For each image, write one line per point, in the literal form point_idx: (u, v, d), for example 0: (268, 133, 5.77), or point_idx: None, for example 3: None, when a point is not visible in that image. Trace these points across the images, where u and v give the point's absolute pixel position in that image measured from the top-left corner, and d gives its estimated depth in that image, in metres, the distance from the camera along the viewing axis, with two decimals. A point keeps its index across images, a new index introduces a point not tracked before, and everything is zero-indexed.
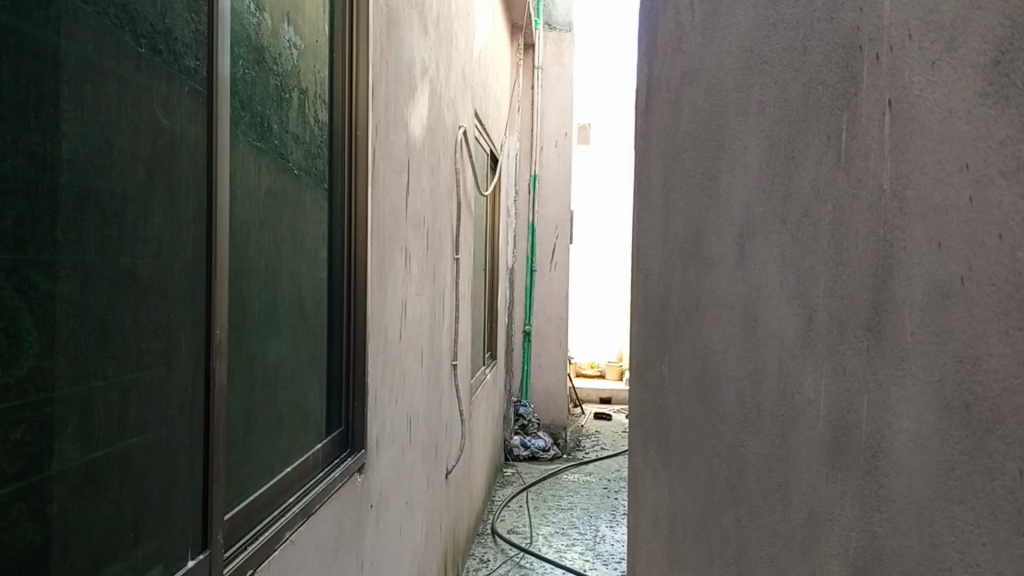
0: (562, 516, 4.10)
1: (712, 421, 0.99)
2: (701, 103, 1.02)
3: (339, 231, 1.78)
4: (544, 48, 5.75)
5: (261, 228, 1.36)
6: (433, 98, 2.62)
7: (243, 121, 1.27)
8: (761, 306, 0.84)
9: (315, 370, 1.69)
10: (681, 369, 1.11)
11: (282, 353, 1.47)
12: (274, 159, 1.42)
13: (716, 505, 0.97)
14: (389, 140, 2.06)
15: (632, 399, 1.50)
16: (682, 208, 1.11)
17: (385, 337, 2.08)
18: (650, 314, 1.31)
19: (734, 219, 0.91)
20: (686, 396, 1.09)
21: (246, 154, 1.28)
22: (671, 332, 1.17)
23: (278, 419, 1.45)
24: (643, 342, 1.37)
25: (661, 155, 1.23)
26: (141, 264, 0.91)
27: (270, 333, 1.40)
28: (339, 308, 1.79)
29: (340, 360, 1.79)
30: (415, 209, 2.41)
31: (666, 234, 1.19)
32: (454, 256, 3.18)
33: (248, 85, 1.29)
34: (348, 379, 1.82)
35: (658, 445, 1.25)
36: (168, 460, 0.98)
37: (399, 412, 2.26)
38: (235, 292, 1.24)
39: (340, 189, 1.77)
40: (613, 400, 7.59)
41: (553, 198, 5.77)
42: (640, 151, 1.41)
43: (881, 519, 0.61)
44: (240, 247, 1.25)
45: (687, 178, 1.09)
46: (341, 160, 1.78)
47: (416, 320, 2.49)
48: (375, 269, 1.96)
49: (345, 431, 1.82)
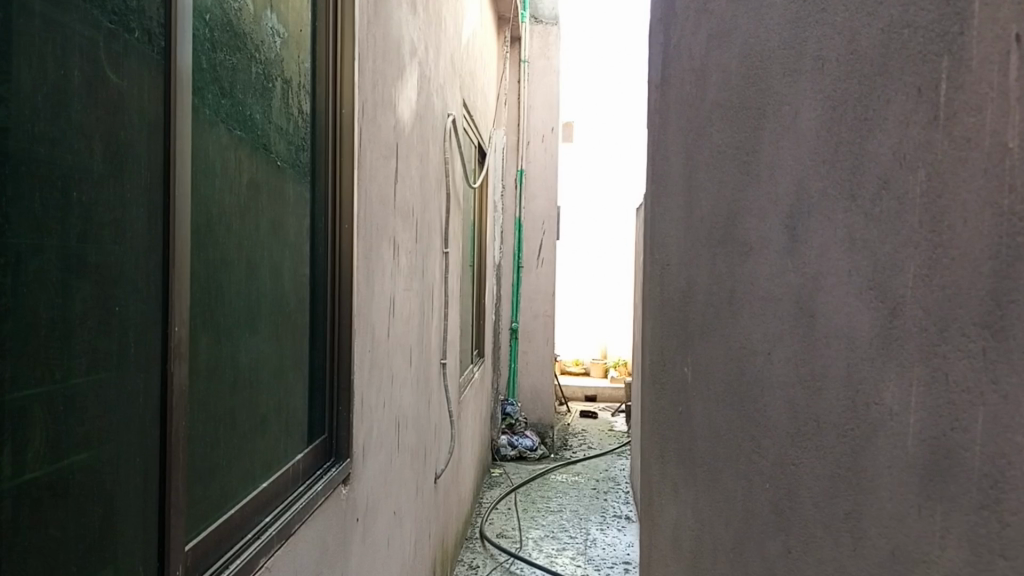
0: (551, 519, 3.96)
1: (751, 432, 0.86)
2: (735, 67, 0.89)
3: (324, 230, 1.63)
4: (531, 41, 5.59)
5: (241, 222, 1.19)
6: (422, 80, 2.45)
7: (225, 111, 1.12)
8: (820, 299, 0.71)
9: (297, 371, 1.52)
10: (710, 373, 0.98)
11: (263, 354, 1.31)
12: (257, 152, 1.26)
13: (757, 529, 0.84)
14: (377, 121, 1.89)
15: (646, 404, 1.38)
16: (709, 190, 0.98)
17: (372, 336, 1.92)
18: (667, 309, 1.18)
19: (781, 198, 0.78)
20: (716, 404, 0.96)
21: (225, 145, 1.12)
22: (695, 331, 1.04)
23: (256, 431, 1.28)
24: (659, 341, 1.24)
25: (681, 133, 1.10)
26: (89, 248, 0.74)
27: (248, 329, 1.23)
28: (324, 309, 1.63)
29: (323, 363, 1.63)
30: (404, 200, 2.25)
31: (689, 220, 1.06)
32: (443, 250, 3.01)
33: (228, 72, 1.13)
34: (333, 384, 1.65)
35: (678, 457, 1.13)
36: (122, 491, 0.80)
37: (387, 417, 2.10)
38: (210, 290, 1.07)
39: (324, 184, 1.62)
40: (598, 397, 7.49)
41: (540, 193, 5.62)
42: (653, 134, 1.28)
43: (1006, 568, 0.49)
44: (217, 242, 1.09)
45: (714, 156, 0.95)
46: (325, 149, 1.62)
47: (404, 318, 2.33)
48: (363, 263, 1.80)
49: (328, 439, 1.65)
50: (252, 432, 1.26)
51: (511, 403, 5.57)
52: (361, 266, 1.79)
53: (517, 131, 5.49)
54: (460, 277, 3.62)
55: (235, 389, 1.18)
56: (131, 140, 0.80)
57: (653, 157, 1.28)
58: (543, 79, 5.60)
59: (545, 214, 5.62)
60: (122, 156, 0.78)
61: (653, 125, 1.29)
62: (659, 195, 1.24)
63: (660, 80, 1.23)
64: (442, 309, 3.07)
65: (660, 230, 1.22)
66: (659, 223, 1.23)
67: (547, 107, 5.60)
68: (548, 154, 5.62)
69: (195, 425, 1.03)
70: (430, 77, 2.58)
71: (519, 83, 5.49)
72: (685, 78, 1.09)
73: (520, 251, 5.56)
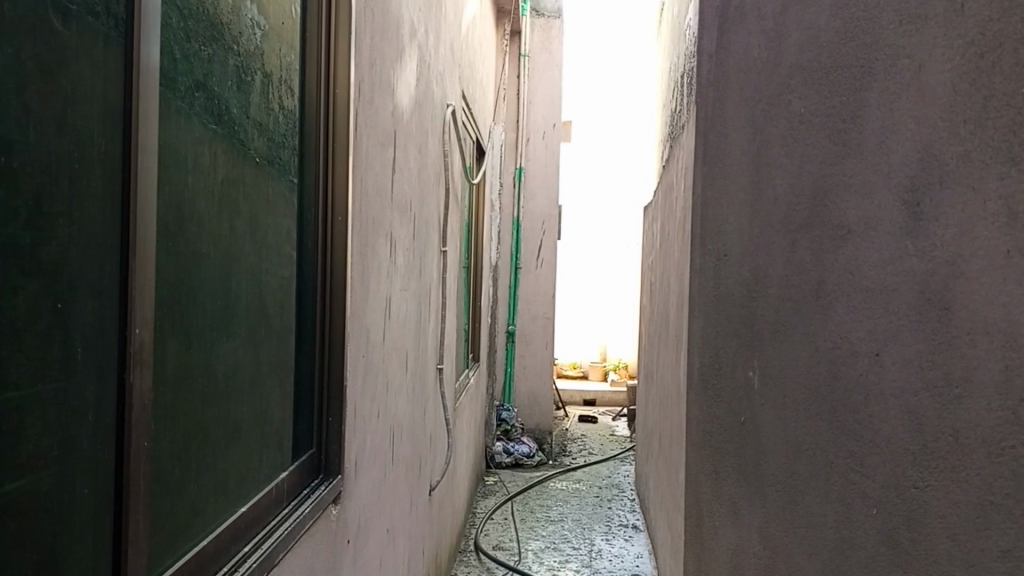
0: (551, 529, 3.82)
1: (852, 447, 0.74)
2: (830, 32, 0.81)
3: (313, 229, 1.47)
4: (531, 35, 5.47)
5: (216, 223, 1.03)
6: (422, 65, 2.29)
7: (198, 103, 0.97)
8: (959, 289, 0.60)
9: (280, 381, 1.36)
10: (796, 379, 0.88)
11: (239, 360, 1.14)
12: (238, 152, 1.12)
13: (857, 561, 0.73)
14: (373, 104, 1.73)
15: (698, 414, 1.33)
16: (798, 173, 0.89)
17: (367, 338, 1.77)
18: (731, 311, 1.16)
19: (902, 173, 0.67)
20: (803, 415, 0.85)
21: (198, 143, 0.97)
22: (777, 334, 0.94)
23: (230, 448, 1.12)
24: (731, 347, 1.14)
25: (762, 116, 1.01)
26: (21, 229, 0.57)
27: (223, 335, 1.07)
28: (311, 317, 1.47)
29: (310, 372, 1.47)
30: (403, 193, 2.10)
31: (762, 217, 1.01)
32: (442, 248, 2.87)
33: (203, 64, 0.97)
34: (321, 394, 1.49)
35: (742, 474, 1.06)
36: (63, 527, 0.63)
37: (382, 427, 1.93)
38: (175, 288, 0.91)
39: (313, 179, 1.46)
40: (597, 401, 7.39)
41: (540, 192, 5.50)
42: (726, 124, 1.21)
43: None
44: (185, 240, 0.94)
45: (806, 135, 0.87)
46: (315, 142, 1.46)
47: (401, 320, 2.17)
48: (358, 260, 1.65)
49: (316, 454, 1.49)
50: (226, 450, 1.09)
51: (508, 408, 5.43)
52: (355, 263, 1.63)
53: (516, 128, 5.38)
54: (459, 278, 3.47)
55: (207, 400, 1.01)
56: (81, 93, 0.63)
57: (729, 148, 1.21)
58: (543, 74, 5.48)
59: (545, 213, 5.50)
60: (72, 113, 0.62)
61: (725, 112, 1.21)
62: (738, 188, 1.15)
63: (728, 69, 1.19)
64: (439, 311, 2.93)
65: (739, 228, 1.13)
66: (738, 220, 1.14)
67: (548, 104, 5.48)
68: (549, 151, 5.49)
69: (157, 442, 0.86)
70: (429, 63, 2.42)
71: (519, 79, 5.37)
72: (765, 56, 1.00)
73: (518, 251, 5.43)
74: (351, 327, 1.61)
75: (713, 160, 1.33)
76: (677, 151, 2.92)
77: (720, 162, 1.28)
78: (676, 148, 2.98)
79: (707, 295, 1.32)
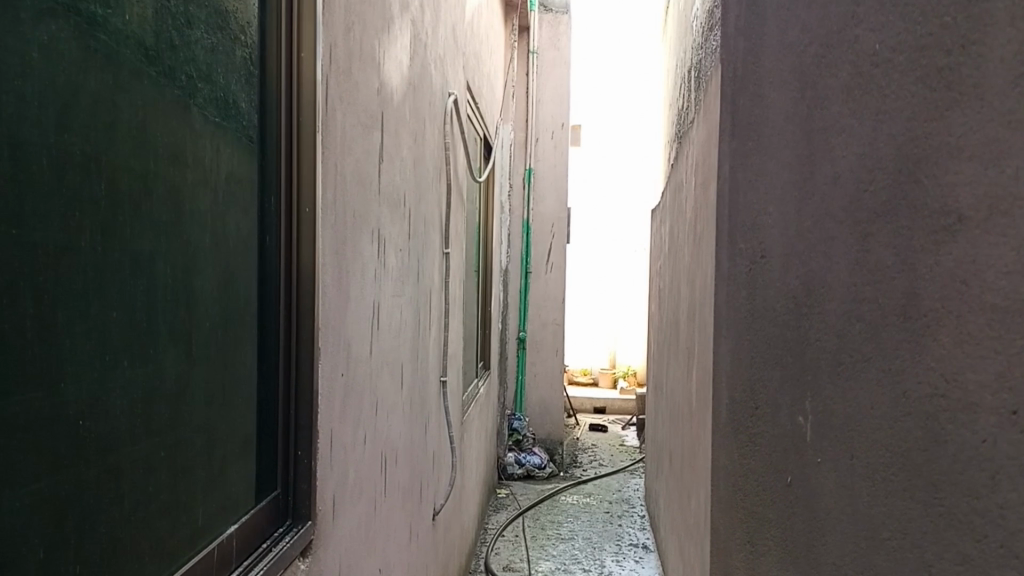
0: (562, 548, 3.57)
1: (973, 522, 0.55)
2: None
3: (273, 225, 1.10)
4: (540, 31, 5.24)
5: (220, 221, 0.93)
6: (416, 43, 2.04)
7: (195, 86, 0.85)
8: None
9: (242, 416, 1.02)
10: (875, 432, 0.68)
11: (221, 392, 0.95)
12: (247, 150, 1.02)
13: None
14: (353, 79, 1.36)
15: (731, 454, 1.14)
16: (874, 154, 0.69)
17: (348, 356, 1.39)
18: (774, 337, 0.96)
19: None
20: (890, 480, 0.65)
21: (202, 136, 0.88)
22: (845, 370, 0.74)
23: (229, 471, 0.98)
24: (778, 383, 0.93)
25: (822, 69, 0.80)
26: None
27: (226, 345, 0.96)
28: (275, 337, 1.11)
29: (273, 402, 1.11)
30: (392, 184, 1.75)
31: (816, 226, 0.82)
32: (443, 249, 2.64)
33: (209, 53, 0.88)
34: (288, 421, 1.14)
35: (793, 543, 0.86)
36: None
37: (369, 454, 1.59)
38: (168, 292, 0.80)
39: (275, 159, 1.10)
40: (608, 409, 7.15)
41: (549, 193, 5.26)
42: (770, 89, 0.99)
43: None
44: (184, 238, 0.83)
45: (890, 86, 0.67)
46: (278, 115, 1.10)
47: (392, 330, 1.82)
48: (332, 260, 1.26)
49: (280, 497, 1.12)
50: (218, 475, 0.94)
51: (519, 417, 5.19)
52: (329, 262, 1.24)
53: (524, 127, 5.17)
54: (463, 282, 3.24)
55: (183, 430, 0.84)
56: None
57: (772, 120, 0.98)
58: (552, 72, 5.25)
59: (556, 215, 5.26)
60: None
61: (770, 78, 0.99)
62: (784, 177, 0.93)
63: (771, 37, 0.98)
64: (441, 319, 2.69)
65: (784, 230, 0.93)
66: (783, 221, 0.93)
67: (557, 102, 5.25)
68: (558, 151, 5.26)
69: (69, 482, 0.64)
70: (426, 44, 2.19)
71: (528, 76, 5.16)
72: (820, 21, 0.81)
73: (529, 255, 5.21)
74: (324, 338, 1.23)
75: (747, 138, 1.11)
76: (685, 147, 2.67)
77: (756, 138, 1.05)
78: (685, 143, 2.73)
79: (744, 307, 1.09)
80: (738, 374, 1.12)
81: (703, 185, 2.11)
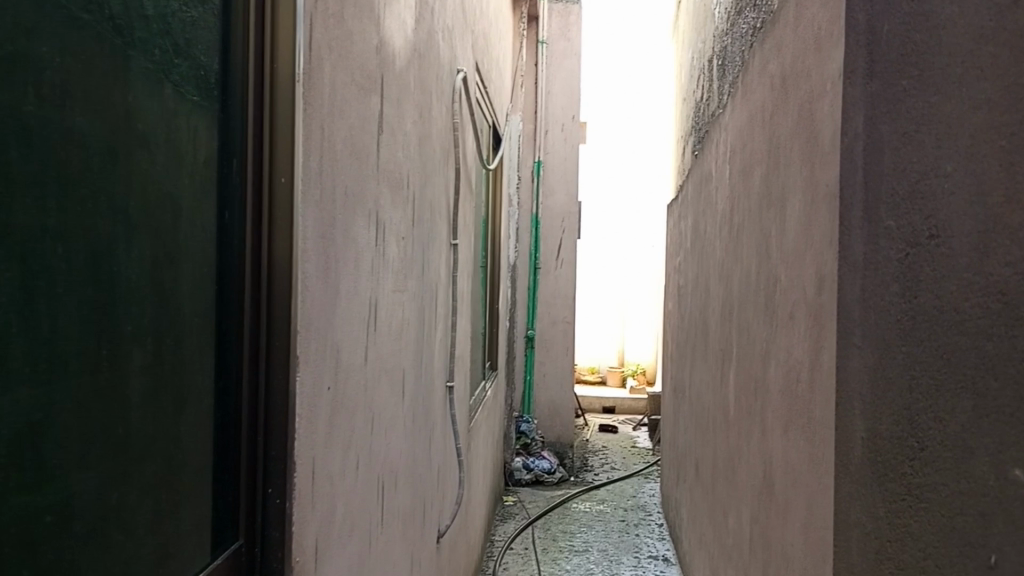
0: (576, 562, 3.33)
1: None
2: None
3: (241, 209, 0.86)
4: (549, 19, 5.02)
5: (189, 216, 0.74)
6: (422, 6, 1.82)
7: (156, 41, 0.66)
8: None
9: (199, 449, 0.79)
10: None
11: (172, 429, 0.72)
12: (220, 121, 0.82)
13: None
14: (345, 26, 1.13)
15: (901, 500, 0.90)
16: None
17: (338, 360, 1.16)
18: (957, 326, 0.74)
19: None
20: None
21: (172, 114, 0.70)
22: None
23: (189, 527, 0.77)
24: (956, 390, 0.73)
25: None
26: None
27: (191, 369, 0.76)
28: (240, 343, 0.87)
29: (240, 427, 0.88)
30: (393, 161, 1.52)
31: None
32: (451, 241, 2.42)
33: (186, 18, 0.72)
34: (255, 449, 0.91)
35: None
36: None
37: (364, 473, 1.36)
38: (103, 298, 0.59)
39: (245, 125, 0.87)
40: (616, 409, 6.94)
41: (558, 186, 5.04)
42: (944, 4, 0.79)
43: None
44: (138, 236, 0.64)
45: None
46: (247, 63, 0.86)
47: (393, 329, 1.60)
48: (315, 243, 1.02)
49: (245, 547, 0.89)
50: (176, 534, 0.74)
51: (527, 420, 4.98)
52: (313, 245, 1.01)
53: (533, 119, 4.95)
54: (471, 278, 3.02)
55: (132, 483, 0.65)
56: None
57: (963, 61, 0.75)
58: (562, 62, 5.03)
59: (566, 208, 5.03)
60: None
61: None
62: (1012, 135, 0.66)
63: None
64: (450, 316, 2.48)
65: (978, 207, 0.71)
66: (997, 202, 0.69)
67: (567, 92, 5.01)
68: (568, 143, 5.02)
69: None
70: (432, 11, 1.96)
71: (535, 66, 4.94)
72: None
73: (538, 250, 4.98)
74: (305, 342, 0.99)
75: (912, 83, 0.86)
76: (715, 130, 2.44)
77: (929, 90, 0.82)
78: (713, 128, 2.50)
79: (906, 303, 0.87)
80: (891, 391, 0.89)
81: (743, 168, 1.89)
